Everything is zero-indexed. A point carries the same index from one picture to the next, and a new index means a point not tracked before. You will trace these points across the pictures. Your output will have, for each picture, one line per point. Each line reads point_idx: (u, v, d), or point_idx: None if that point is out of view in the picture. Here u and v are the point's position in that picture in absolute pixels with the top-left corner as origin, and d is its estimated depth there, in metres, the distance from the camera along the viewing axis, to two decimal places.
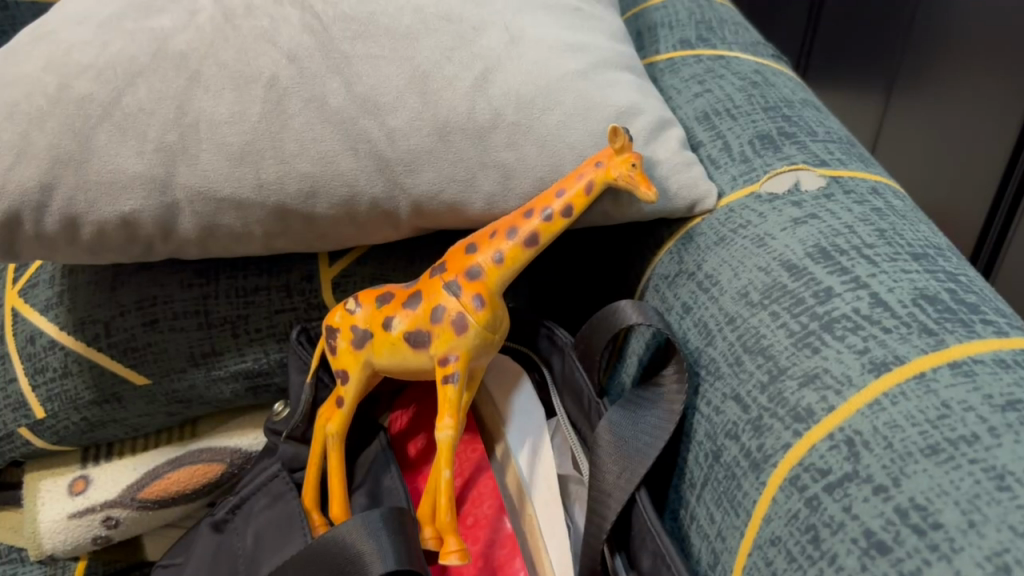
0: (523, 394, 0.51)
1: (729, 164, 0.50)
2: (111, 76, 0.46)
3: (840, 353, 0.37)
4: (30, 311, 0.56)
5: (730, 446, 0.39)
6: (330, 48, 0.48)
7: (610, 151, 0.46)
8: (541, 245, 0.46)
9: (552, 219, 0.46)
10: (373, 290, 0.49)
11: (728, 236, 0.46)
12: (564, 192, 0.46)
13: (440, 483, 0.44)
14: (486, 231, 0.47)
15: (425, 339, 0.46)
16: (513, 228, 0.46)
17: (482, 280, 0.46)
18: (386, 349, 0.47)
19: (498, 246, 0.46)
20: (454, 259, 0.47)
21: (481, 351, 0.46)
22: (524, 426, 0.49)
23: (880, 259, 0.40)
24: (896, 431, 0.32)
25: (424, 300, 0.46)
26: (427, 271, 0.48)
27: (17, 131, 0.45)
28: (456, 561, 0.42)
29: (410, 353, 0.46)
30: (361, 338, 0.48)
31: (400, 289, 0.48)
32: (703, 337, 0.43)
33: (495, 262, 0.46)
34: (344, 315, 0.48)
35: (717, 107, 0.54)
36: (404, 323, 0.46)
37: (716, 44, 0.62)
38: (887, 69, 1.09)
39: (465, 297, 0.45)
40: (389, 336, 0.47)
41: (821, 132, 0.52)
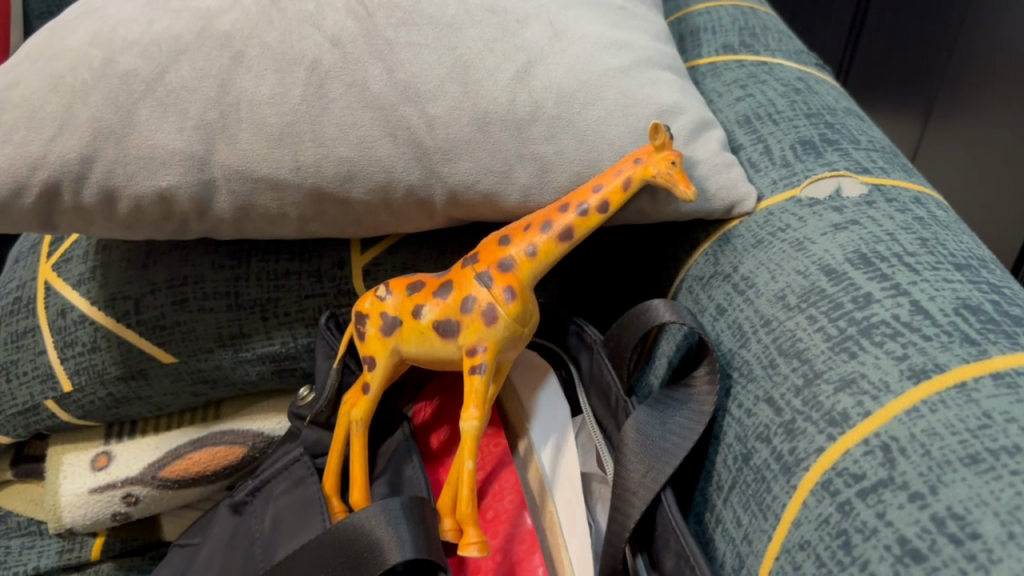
0: (548, 389, 0.50)
1: (770, 168, 0.50)
2: (156, 53, 0.47)
3: (878, 358, 0.36)
4: (63, 285, 0.57)
5: (761, 449, 0.38)
6: (375, 35, 0.48)
7: (650, 148, 0.45)
8: (576, 240, 0.46)
9: (588, 214, 0.45)
10: (405, 278, 0.49)
11: (767, 239, 0.45)
12: (601, 186, 0.45)
13: (462, 474, 0.44)
14: (520, 224, 0.47)
15: (454, 329, 0.45)
16: (548, 221, 0.46)
17: (514, 272, 0.45)
18: (414, 338, 0.47)
19: (532, 238, 0.46)
20: (487, 250, 0.47)
21: (511, 343, 0.45)
22: (547, 421, 0.49)
23: (922, 268, 0.39)
24: (935, 439, 0.32)
25: (455, 290, 0.46)
26: (459, 262, 0.48)
27: (61, 103, 0.46)
28: (475, 553, 0.42)
29: (438, 342, 0.46)
30: (390, 325, 0.47)
31: (432, 278, 0.48)
32: (737, 339, 0.43)
33: (527, 255, 0.45)
34: (374, 301, 0.48)
35: (758, 112, 0.54)
36: (434, 312, 0.46)
37: (759, 50, 0.61)
38: (925, 90, 1.13)
39: (496, 288, 0.45)
40: (418, 324, 0.46)
41: (863, 141, 0.51)
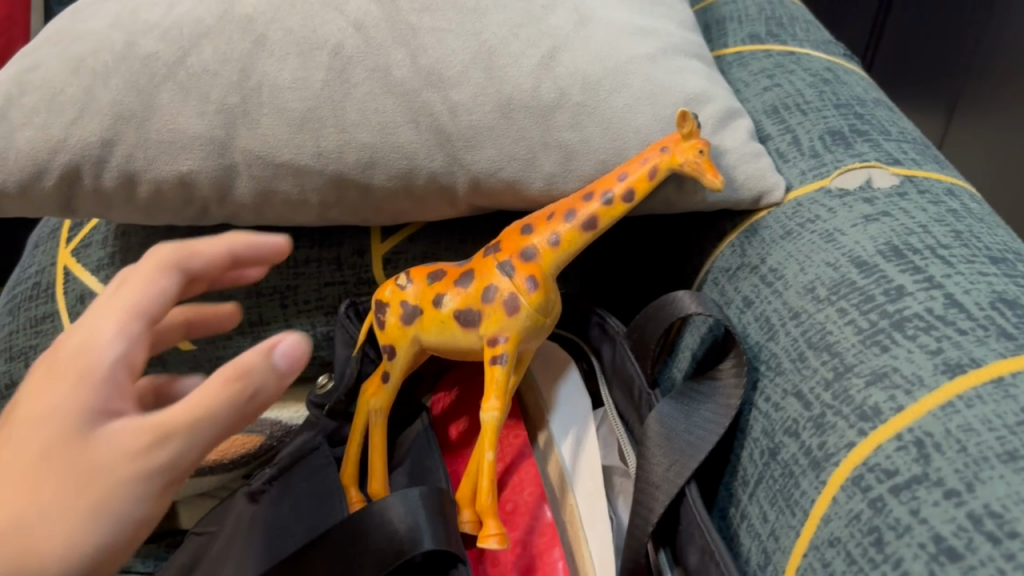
0: (569, 381, 0.50)
1: (799, 158, 0.49)
2: (178, 36, 0.46)
3: (911, 352, 0.35)
4: (81, 271, 0.57)
5: (789, 443, 0.37)
6: (398, 20, 0.47)
7: (677, 136, 0.44)
8: (600, 229, 0.45)
9: (612, 203, 0.44)
10: (426, 267, 0.49)
11: (796, 230, 0.44)
12: (627, 175, 0.44)
13: (482, 464, 0.43)
14: (543, 213, 0.46)
15: (475, 319, 0.45)
16: (571, 210, 0.45)
17: (537, 261, 0.45)
18: (434, 327, 0.46)
19: (556, 227, 0.45)
20: (510, 239, 0.46)
21: (532, 334, 0.45)
22: (568, 413, 0.48)
23: (957, 260, 0.39)
24: (971, 435, 0.31)
25: (477, 279, 0.45)
26: (480, 251, 0.47)
27: (82, 86, 0.46)
28: (495, 544, 0.41)
29: (459, 332, 0.45)
30: (410, 314, 0.47)
31: (453, 267, 0.48)
32: (765, 332, 0.42)
33: (550, 244, 0.45)
34: (394, 290, 0.48)
35: (786, 102, 0.53)
36: (455, 301, 0.45)
37: (787, 40, 0.60)
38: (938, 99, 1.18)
39: (518, 277, 0.44)
40: (438, 313, 0.46)
41: (894, 132, 0.50)
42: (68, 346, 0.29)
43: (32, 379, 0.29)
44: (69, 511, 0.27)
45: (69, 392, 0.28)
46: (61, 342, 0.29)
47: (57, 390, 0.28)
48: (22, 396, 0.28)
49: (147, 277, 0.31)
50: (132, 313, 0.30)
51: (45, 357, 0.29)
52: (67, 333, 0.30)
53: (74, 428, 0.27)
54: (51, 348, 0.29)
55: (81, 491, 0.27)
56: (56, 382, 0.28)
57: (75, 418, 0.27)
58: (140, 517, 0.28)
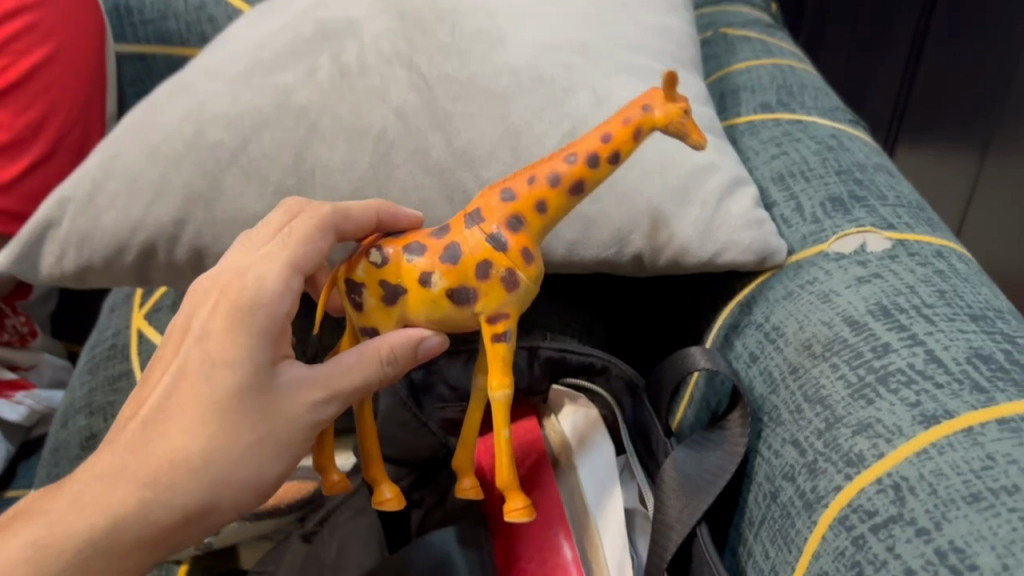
0: (598, 434, 0.53)
1: (801, 223, 0.53)
2: (240, 125, 0.53)
3: (893, 405, 0.39)
4: (152, 333, 0.64)
5: (786, 486, 0.41)
6: (435, 106, 0.54)
7: (657, 94, 0.43)
8: (584, 193, 0.42)
9: (597, 165, 0.42)
10: (391, 239, 0.43)
11: (796, 291, 0.49)
12: (610, 133, 0.42)
13: (499, 441, 0.42)
14: (520, 174, 0.42)
15: (471, 297, 0.40)
16: (556, 171, 0.41)
17: (525, 229, 0.41)
18: (423, 306, 0.41)
19: (540, 191, 0.41)
20: (488, 202, 0.41)
21: (526, 304, 0.42)
22: (594, 463, 0.52)
23: (939, 319, 0.43)
24: (941, 479, 0.35)
25: (464, 251, 0.40)
26: (454, 215, 0.42)
27: (157, 172, 0.52)
28: (519, 519, 0.42)
29: (453, 310, 0.41)
30: (392, 294, 0.42)
31: (428, 236, 0.42)
32: (768, 385, 0.46)
33: (537, 212, 0.41)
34: (367, 268, 0.42)
35: (792, 170, 0.57)
36: (445, 278, 0.40)
37: (795, 109, 0.65)
38: None
39: (512, 248, 0.40)
40: (427, 292, 0.41)
41: (891, 197, 0.54)
42: (240, 314, 0.41)
43: (215, 337, 0.41)
44: (264, 445, 0.41)
45: (254, 350, 0.41)
46: (237, 300, 0.41)
47: (248, 348, 0.41)
48: (209, 351, 0.41)
49: (310, 237, 0.43)
50: (289, 274, 0.42)
51: (222, 319, 0.41)
52: (237, 282, 0.42)
53: (265, 380, 0.41)
54: (228, 288, 0.42)
55: (273, 429, 0.41)
56: (241, 341, 0.40)
57: (261, 374, 0.41)
58: (299, 450, 0.42)
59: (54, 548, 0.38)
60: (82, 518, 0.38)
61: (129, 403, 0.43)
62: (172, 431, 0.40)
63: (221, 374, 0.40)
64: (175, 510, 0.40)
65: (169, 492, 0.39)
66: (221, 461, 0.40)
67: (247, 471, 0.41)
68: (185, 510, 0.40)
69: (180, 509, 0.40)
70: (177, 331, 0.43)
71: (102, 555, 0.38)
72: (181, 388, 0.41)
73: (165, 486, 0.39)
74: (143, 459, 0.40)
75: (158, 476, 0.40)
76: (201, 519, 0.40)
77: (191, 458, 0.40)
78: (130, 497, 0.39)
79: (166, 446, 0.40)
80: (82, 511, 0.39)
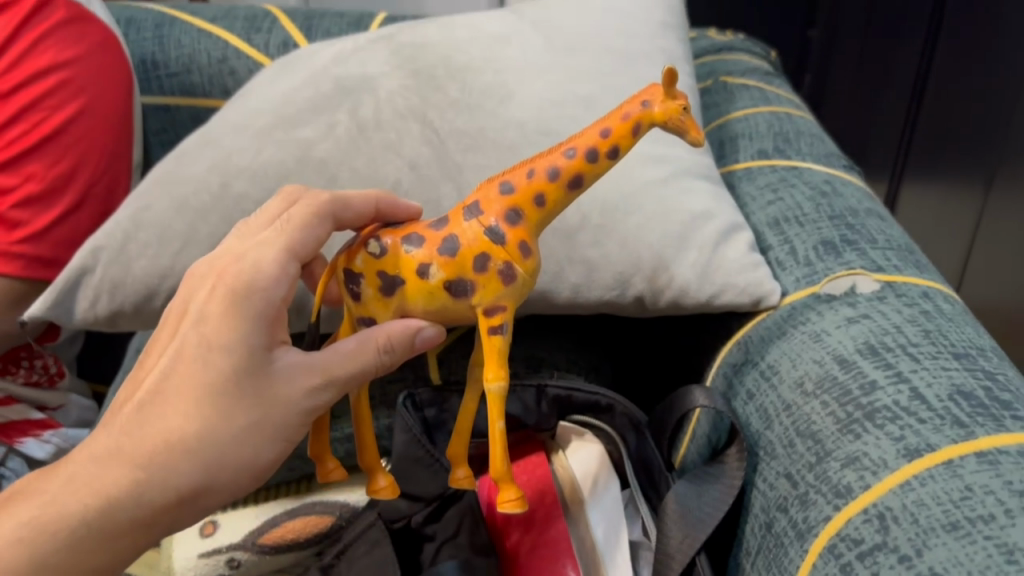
0: (607, 474, 0.56)
1: (795, 267, 0.56)
2: (263, 177, 0.56)
3: (879, 439, 0.41)
4: None
5: (780, 517, 0.44)
6: (446, 158, 0.58)
7: (661, 90, 0.42)
8: (583, 187, 0.43)
9: (597, 159, 0.42)
10: (391, 230, 0.44)
11: (790, 331, 0.51)
12: (610, 128, 0.42)
13: (492, 432, 0.41)
14: (520, 167, 0.43)
15: (468, 289, 0.41)
16: (554, 165, 0.42)
17: (523, 224, 0.41)
18: (421, 297, 0.42)
19: (539, 186, 0.42)
20: (487, 196, 0.42)
21: (523, 298, 0.42)
22: (603, 502, 0.55)
23: (924, 357, 0.45)
24: (922, 509, 0.37)
25: (462, 243, 0.41)
26: (454, 207, 0.43)
27: (186, 222, 0.55)
28: (513, 511, 0.41)
29: (449, 302, 0.41)
30: (390, 284, 0.42)
31: (427, 227, 0.43)
32: (764, 421, 0.48)
33: (535, 205, 0.42)
34: (366, 258, 0.42)
35: (787, 215, 0.60)
36: (443, 270, 0.41)
37: (791, 155, 0.68)
38: None
39: (509, 241, 0.41)
40: (424, 283, 0.41)
41: (882, 240, 0.56)
42: (237, 297, 0.42)
43: (211, 320, 0.42)
44: (259, 429, 0.42)
45: (249, 333, 0.42)
46: (234, 283, 0.43)
47: (243, 331, 0.42)
48: (205, 334, 0.42)
49: (308, 223, 0.45)
50: (286, 259, 0.44)
51: (219, 303, 0.42)
52: (234, 267, 0.44)
53: (260, 364, 0.42)
54: (225, 273, 0.44)
55: (268, 413, 0.42)
56: (237, 326, 0.42)
57: (257, 360, 0.42)
58: (294, 435, 0.43)
59: (48, 527, 0.41)
60: (77, 499, 0.42)
61: (128, 385, 0.44)
62: (167, 413, 0.42)
63: (216, 357, 0.42)
64: (169, 491, 0.42)
65: (163, 473, 0.41)
66: (215, 444, 0.42)
67: (240, 454, 0.42)
68: (179, 491, 0.42)
69: (174, 489, 0.42)
70: (176, 316, 0.44)
71: (97, 535, 0.42)
72: (177, 371, 0.42)
73: (160, 467, 0.41)
74: (138, 440, 0.42)
75: (152, 457, 0.41)
76: (195, 500, 0.42)
77: (186, 439, 0.42)
78: (124, 478, 0.41)
79: (161, 427, 0.42)
80: (78, 493, 0.42)
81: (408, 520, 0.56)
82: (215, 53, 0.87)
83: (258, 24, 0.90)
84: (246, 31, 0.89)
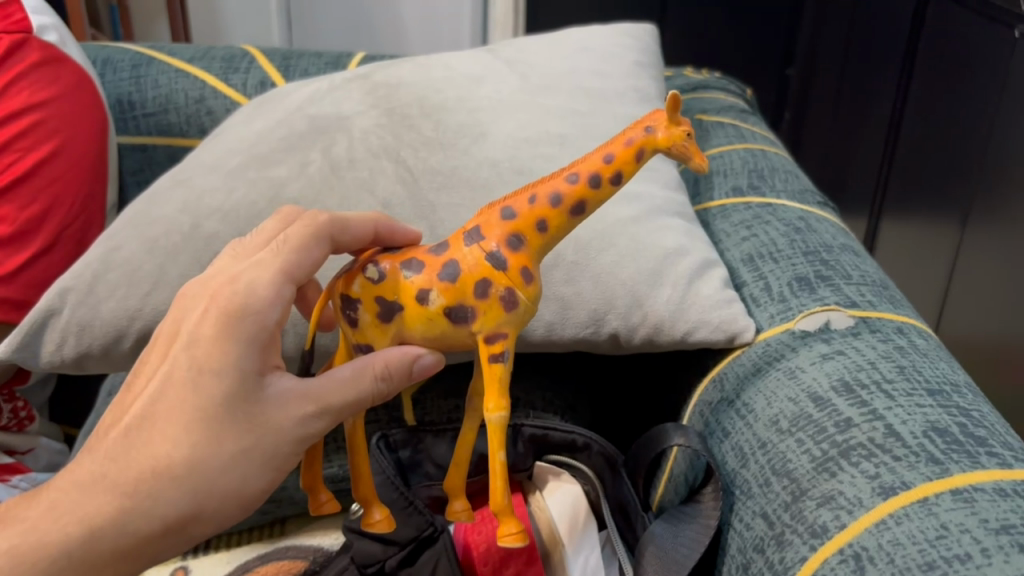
0: (587, 523, 0.55)
1: (769, 302, 0.55)
2: (234, 217, 0.56)
3: (854, 477, 0.41)
4: None
5: (757, 558, 0.43)
6: (419, 197, 0.57)
7: (664, 116, 0.42)
8: (586, 214, 0.42)
9: (600, 186, 0.41)
10: (389, 255, 0.42)
11: (764, 368, 0.51)
12: (613, 154, 0.42)
13: (492, 463, 0.39)
14: (520, 193, 0.42)
15: (468, 315, 0.39)
16: (558, 191, 0.41)
17: (525, 250, 0.40)
18: (420, 324, 0.40)
19: (542, 212, 0.41)
20: (489, 220, 0.41)
21: (524, 326, 0.41)
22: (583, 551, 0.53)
23: (898, 394, 0.45)
24: (898, 548, 0.37)
25: (462, 268, 0.40)
26: (454, 232, 0.42)
27: (155, 263, 0.54)
28: (514, 545, 0.39)
29: (449, 329, 0.40)
30: (388, 310, 0.41)
31: (426, 253, 0.41)
32: (739, 460, 0.48)
33: (538, 231, 0.41)
34: (363, 283, 0.41)
35: (762, 252, 0.60)
36: (443, 296, 0.40)
37: (766, 192, 0.68)
38: None
39: (511, 267, 0.40)
40: (424, 309, 0.40)
41: (856, 275, 0.57)
42: (230, 319, 0.40)
43: (203, 343, 0.40)
44: (250, 456, 0.40)
45: (240, 358, 0.40)
46: (227, 305, 0.41)
47: (234, 355, 0.40)
48: (195, 357, 0.40)
49: (304, 245, 0.43)
50: (281, 283, 0.42)
51: (211, 326, 0.40)
52: (227, 289, 0.41)
53: (250, 390, 0.40)
54: (218, 294, 0.41)
55: (260, 439, 0.40)
56: (229, 349, 0.40)
57: (249, 385, 0.40)
58: (285, 464, 0.41)
59: (26, 558, 0.39)
60: (57, 529, 0.40)
61: (113, 409, 0.43)
62: (154, 439, 0.40)
63: (206, 381, 0.40)
64: (155, 520, 0.40)
65: (149, 502, 0.40)
66: (203, 471, 0.40)
67: (229, 482, 0.40)
68: (165, 520, 0.40)
69: (158, 519, 0.40)
70: (166, 338, 0.42)
71: (79, 567, 0.40)
72: (167, 395, 0.40)
73: (145, 495, 0.40)
74: (123, 466, 0.40)
75: (138, 484, 0.40)
76: (182, 529, 0.40)
77: (173, 466, 0.40)
78: (108, 507, 0.40)
79: (148, 453, 0.40)
80: (59, 520, 0.40)
81: (382, 564, 0.53)
82: (193, 93, 0.87)
83: (236, 64, 0.90)
84: (224, 71, 0.89)
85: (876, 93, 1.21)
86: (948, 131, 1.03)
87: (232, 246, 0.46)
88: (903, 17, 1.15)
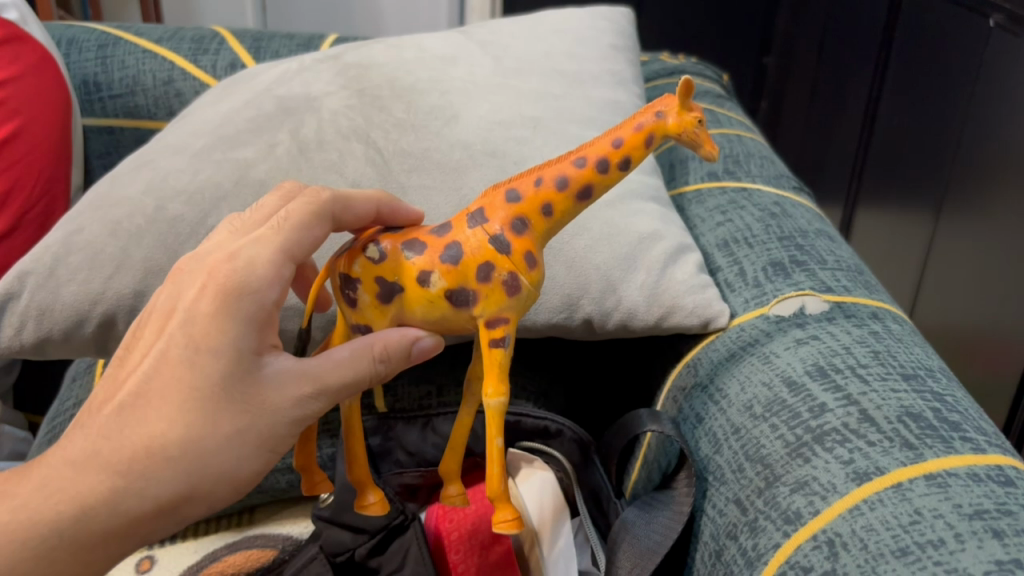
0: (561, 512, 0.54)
1: (744, 288, 0.55)
2: (200, 200, 0.54)
3: (828, 463, 0.40)
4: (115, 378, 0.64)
5: (730, 545, 0.43)
6: (390, 179, 0.56)
7: (674, 101, 0.42)
8: (591, 200, 0.41)
9: (607, 171, 0.41)
10: (390, 235, 0.41)
11: (738, 353, 0.50)
12: (621, 139, 0.41)
13: (490, 451, 0.38)
14: (526, 175, 0.41)
15: (469, 298, 0.39)
16: (565, 175, 0.40)
17: (529, 234, 0.40)
18: (421, 305, 0.39)
19: (549, 195, 0.40)
20: (495, 203, 0.40)
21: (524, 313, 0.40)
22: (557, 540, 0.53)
23: (872, 379, 0.44)
24: (872, 534, 0.36)
25: (465, 251, 0.39)
26: (459, 214, 0.41)
27: (118, 246, 0.53)
28: (506, 532, 0.39)
29: (451, 312, 0.39)
30: (388, 291, 0.39)
31: (428, 233, 0.40)
32: (713, 446, 0.47)
33: (542, 215, 0.40)
34: (364, 263, 0.39)
35: (737, 237, 0.60)
36: (444, 278, 0.39)
37: (741, 176, 0.68)
38: None
39: (515, 251, 0.39)
40: (424, 291, 0.39)
41: (831, 260, 0.56)
42: (228, 297, 0.39)
43: (199, 321, 0.38)
44: (245, 437, 0.38)
45: (238, 336, 0.39)
46: (225, 283, 0.39)
47: (233, 333, 0.38)
48: (192, 335, 0.38)
49: (306, 224, 0.41)
50: (280, 262, 0.40)
51: (209, 303, 0.39)
52: (226, 265, 0.40)
53: (248, 369, 0.39)
54: (216, 270, 0.39)
55: (254, 420, 0.39)
56: (227, 328, 0.38)
57: (246, 364, 0.39)
58: (280, 446, 0.40)
59: (16, 535, 0.37)
60: (48, 507, 0.37)
61: (105, 385, 0.40)
62: (148, 415, 0.38)
63: (202, 360, 0.38)
64: (146, 500, 0.38)
65: (141, 483, 0.38)
66: (197, 450, 0.38)
67: (223, 464, 0.38)
68: (159, 500, 0.38)
69: (151, 498, 0.38)
70: (161, 314, 0.40)
71: (68, 547, 0.38)
72: (162, 373, 0.39)
73: (137, 473, 0.38)
74: (117, 444, 0.38)
75: (131, 464, 0.38)
76: (172, 510, 0.39)
77: (167, 445, 0.38)
78: (101, 487, 0.38)
79: (142, 433, 0.38)
80: (51, 498, 0.38)
81: (352, 552, 0.52)
82: (160, 74, 0.85)
83: (205, 46, 0.88)
84: (193, 52, 0.87)
85: (852, 81, 1.21)
86: (923, 120, 1.04)
87: (230, 221, 0.44)
88: (877, 6, 1.15)
